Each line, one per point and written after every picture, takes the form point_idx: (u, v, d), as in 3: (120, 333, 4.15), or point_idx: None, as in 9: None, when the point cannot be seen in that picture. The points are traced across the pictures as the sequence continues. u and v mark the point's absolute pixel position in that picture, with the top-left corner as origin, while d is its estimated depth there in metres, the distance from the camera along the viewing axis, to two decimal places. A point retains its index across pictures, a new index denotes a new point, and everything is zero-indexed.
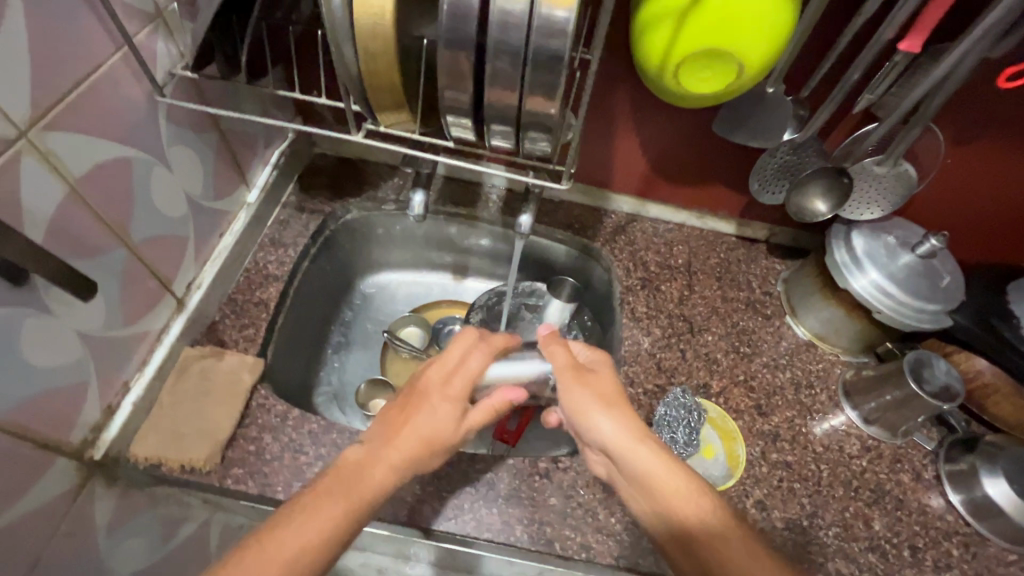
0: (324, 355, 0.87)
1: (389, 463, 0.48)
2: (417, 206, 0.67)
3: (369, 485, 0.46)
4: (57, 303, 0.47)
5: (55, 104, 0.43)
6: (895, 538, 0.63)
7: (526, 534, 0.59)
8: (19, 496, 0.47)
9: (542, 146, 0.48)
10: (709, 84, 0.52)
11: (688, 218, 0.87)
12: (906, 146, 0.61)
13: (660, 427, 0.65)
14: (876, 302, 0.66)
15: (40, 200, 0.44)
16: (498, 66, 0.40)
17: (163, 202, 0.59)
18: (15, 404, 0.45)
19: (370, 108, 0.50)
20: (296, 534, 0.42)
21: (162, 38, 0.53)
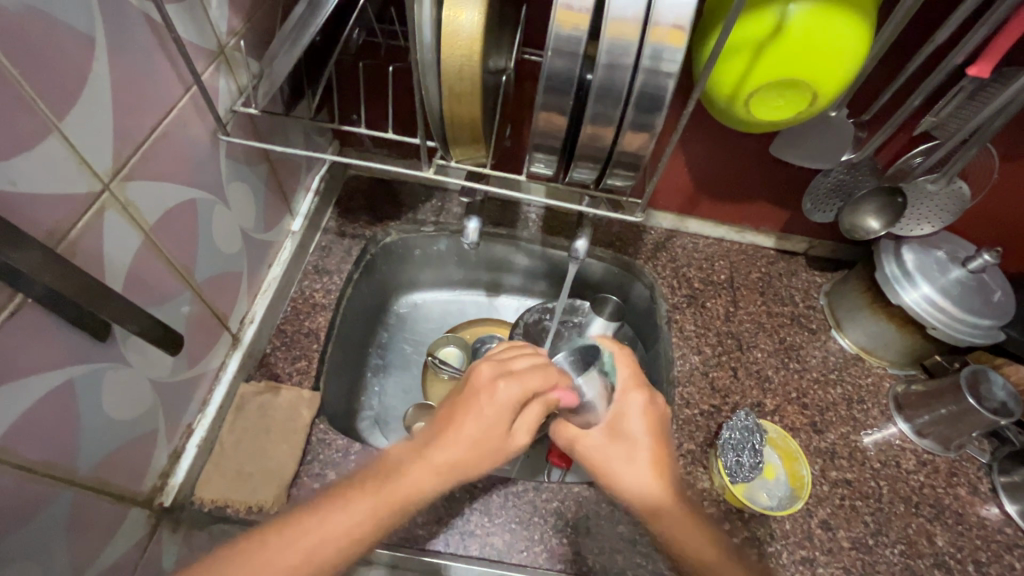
0: (365, 379, 0.84)
1: (428, 465, 0.46)
2: (472, 233, 0.66)
3: (406, 488, 0.45)
4: (133, 353, 0.46)
5: (132, 153, 0.42)
6: (959, 554, 0.63)
7: (599, 563, 0.59)
8: (101, 551, 0.46)
9: (624, 180, 0.47)
10: (778, 111, 0.52)
11: (728, 232, 0.87)
12: (962, 165, 0.61)
13: (725, 451, 0.65)
14: (928, 316, 0.66)
15: (121, 251, 0.43)
16: (598, 109, 0.39)
17: (222, 240, 0.58)
18: (95, 459, 0.44)
19: (445, 144, 0.50)
20: (337, 524, 0.43)
21: (223, 75, 0.52)
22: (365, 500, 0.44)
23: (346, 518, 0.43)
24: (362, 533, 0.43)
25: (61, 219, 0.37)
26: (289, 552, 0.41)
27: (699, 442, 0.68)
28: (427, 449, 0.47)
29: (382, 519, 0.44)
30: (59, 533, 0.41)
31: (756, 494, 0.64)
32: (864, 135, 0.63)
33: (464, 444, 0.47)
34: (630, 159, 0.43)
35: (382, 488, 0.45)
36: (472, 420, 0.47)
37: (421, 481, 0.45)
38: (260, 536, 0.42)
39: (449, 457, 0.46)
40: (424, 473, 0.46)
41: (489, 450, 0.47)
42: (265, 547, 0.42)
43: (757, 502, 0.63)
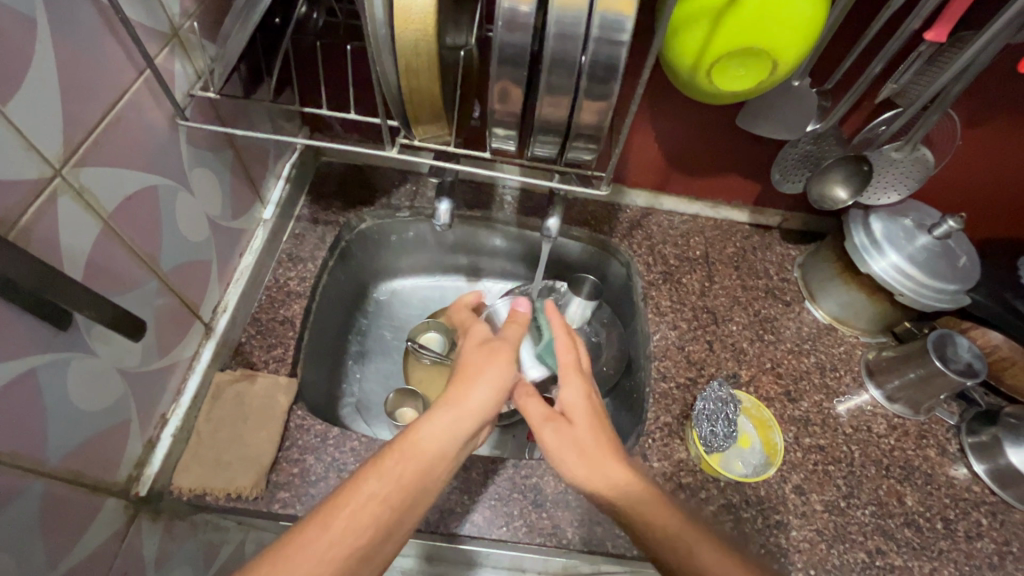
0: (346, 366, 0.83)
1: (441, 416, 0.46)
2: (443, 214, 0.65)
3: (427, 443, 0.44)
4: (99, 343, 0.46)
5: (84, 137, 0.42)
6: (928, 512, 0.65)
7: (578, 536, 0.60)
8: (78, 540, 0.46)
9: (586, 153, 0.48)
10: (740, 81, 0.52)
11: (702, 208, 0.88)
12: (924, 132, 0.63)
13: (699, 422, 0.65)
14: (896, 284, 0.67)
15: (79, 239, 0.42)
16: (554, 80, 0.39)
17: (187, 228, 0.57)
18: (65, 450, 0.44)
19: (406, 123, 0.49)
20: (367, 500, 0.40)
21: (179, 59, 0.51)
22: (389, 476, 0.42)
23: (382, 495, 0.41)
24: (396, 503, 0.41)
25: (13, 205, 0.37)
26: (324, 541, 0.38)
27: (675, 414, 0.69)
28: (449, 397, 0.47)
29: (416, 487, 0.42)
30: (34, 523, 0.41)
31: (731, 462, 0.66)
32: (828, 105, 0.63)
33: (488, 383, 0.49)
34: (590, 131, 0.44)
35: (409, 456, 0.43)
36: (483, 361, 0.50)
37: (447, 436, 0.45)
38: (288, 537, 0.37)
39: (478, 398, 0.48)
40: (445, 419, 0.46)
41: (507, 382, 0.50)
42: (295, 542, 0.37)
43: (730, 470, 0.65)
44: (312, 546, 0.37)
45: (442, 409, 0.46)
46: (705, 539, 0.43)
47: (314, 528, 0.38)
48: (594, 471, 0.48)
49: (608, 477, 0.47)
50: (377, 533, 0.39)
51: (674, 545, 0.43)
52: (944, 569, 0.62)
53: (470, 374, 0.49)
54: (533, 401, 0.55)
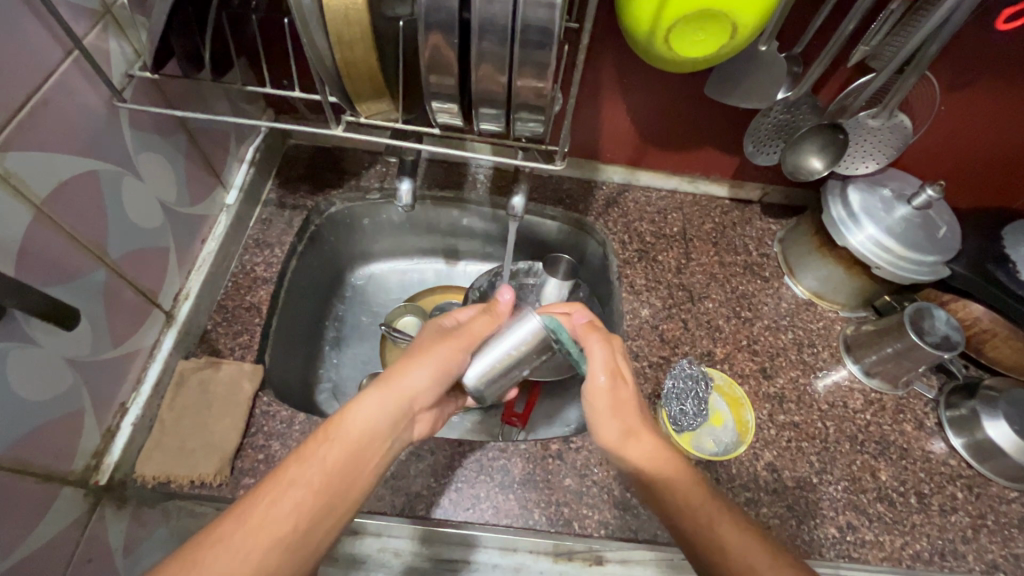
0: (321, 352, 0.82)
1: (372, 403, 0.50)
2: (405, 195, 0.63)
3: (354, 432, 0.48)
4: (40, 332, 0.45)
5: (6, 121, 0.40)
6: (902, 487, 0.64)
7: (545, 517, 0.60)
8: (32, 530, 0.46)
9: (534, 124, 0.46)
10: (701, 47, 0.50)
11: (681, 183, 0.85)
12: (900, 97, 0.60)
13: (669, 401, 0.66)
14: (873, 257, 0.65)
15: (8, 225, 0.41)
16: (485, 47, 0.38)
17: (138, 214, 0.56)
18: (10, 440, 0.44)
19: (348, 99, 0.47)
20: (285, 489, 0.44)
21: (114, 38, 0.49)
22: (316, 465, 0.46)
23: (305, 482, 0.45)
24: (318, 487, 0.45)
25: None
26: (247, 528, 0.42)
27: (646, 394, 0.68)
28: (385, 384, 0.51)
29: (334, 473, 0.46)
30: None
31: (703, 441, 0.65)
32: (800, 71, 0.61)
33: (426, 368, 0.52)
34: (532, 100, 0.42)
35: (335, 441, 0.47)
36: (427, 347, 0.53)
37: (376, 421, 0.50)
38: (216, 525, 0.42)
39: (415, 381, 0.51)
40: (376, 404, 0.50)
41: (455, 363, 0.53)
42: (218, 528, 0.42)
43: (702, 449, 0.64)
44: (236, 535, 0.42)
45: (377, 394, 0.50)
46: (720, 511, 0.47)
47: (239, 515, 0.43)
48: (632, 437, 0.51)
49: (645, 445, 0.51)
50: (300, 516, 0.44)
51: (695, 514, 0.46)
52: (917, 543, 0.61)
53: (411, 357, 0.52)
54: (598, 349, 0.54)
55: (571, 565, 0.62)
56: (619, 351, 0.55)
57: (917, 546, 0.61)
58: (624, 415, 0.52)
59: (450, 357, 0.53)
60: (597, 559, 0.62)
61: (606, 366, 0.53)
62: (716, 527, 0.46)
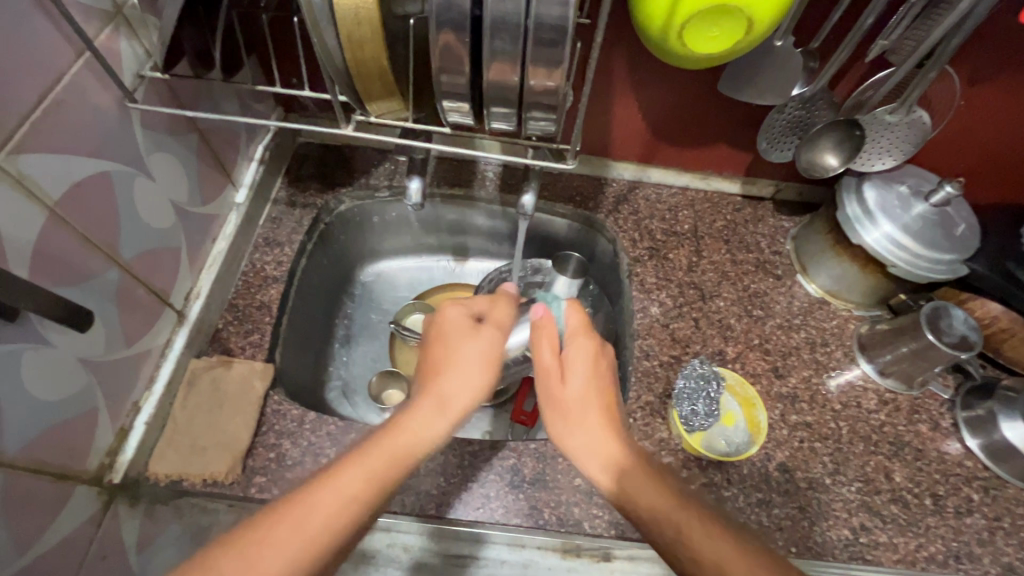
0: (331, 350, 0.83)
1: (429, 412, 0.46)
2: (414, 193, 0.63)
3: (414, 441, 0.44)
4: (55, 333, 0.46)
5: (20, 124, 0.40)
6: (917, 489, 0.64)
7: (555, 517, 0.60)
8: (49, 528, 0.47)
9: (547, 123, 0.45)
10: (715, 43, 0.49)
11: (692, 180, 0.84)
12: (919, 92, 0.59)
13: (680, 401, 0.64)
14: (889, 255, 0.64)
15: (22, 228, 0.42)
16: (497, 46, 0.37)
17: (149, 214, 0.56)
18: (25, 440, 0.44)
19: (359, 98, 0.47)
20: (338, 495, 0.40)
21: (125, 38, 0.49)
22: (369, 472, 0.42)
23: (353, 493, 0.41)
24: (368, 496, 0.41)
25: None
26: (288, 538, 0.38)
27: (657, 394, 0.68)
28: (432, 389, 0.48)
29: (384, 484, 0.42)
30: None
31: (715, 441, 0.64)
32: (815, 66, 0.60)
33: (470, 372, 0.49)
34: (544, 101, 0.42)
35: (386, 450, 0.43)
36: (462, 344, 0.51)
37: (430, 429, 0.46)
38: (261, 522, 0.38)
39: (460, 388, 0.48)
40: (427, 411, 0.47)
41: (500, 353, 0.52)
42: (260, 528, 0.38)
43: (714, 450, 0.63)
44: (283, 542, 0.38)
45: (431, 408, 0.47)
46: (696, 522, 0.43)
47: (283, 514, 0.39)
48: (585, 441, 0.47)
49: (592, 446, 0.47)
50: (349, 528, 0.40)
51: (668, 524, 0.43)
52: (931, 546, 0.60)
53: (452, 367, 0.49)
54: (547, 346, 0.53)
55: (579, 562, 0.59)
56: (581, 356, 0.52)
57: (931, 548, 0.60)
58: (564, 415, 0.49)
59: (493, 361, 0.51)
60: (604, 555, 0.60)
61: (552, 365, 0.52)
62: (692, 539, 0.42)
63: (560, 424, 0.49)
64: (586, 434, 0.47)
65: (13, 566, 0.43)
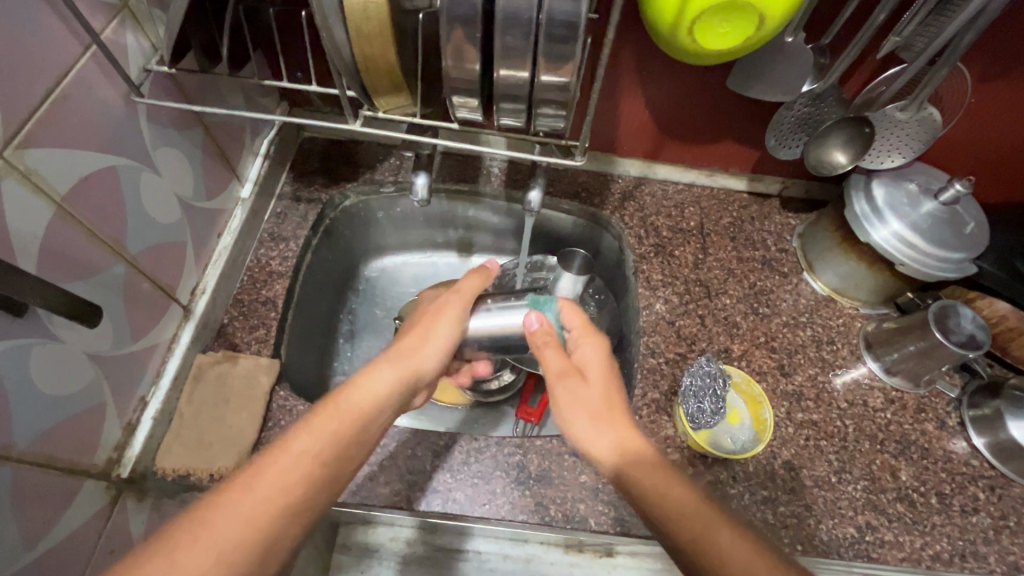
0: (335, 345, 0.83)
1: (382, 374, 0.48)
2: (420, 189, 0.63)
3: (365, 401, 0.46)
4: (63, 329, 0.46)
5: (27, 119, 0.40)
6: (923, 487, 0.64)
7: (561, 513, 0.60)
8: (57, 522, 0.47)
9: (557, 119, 0.45)
10: (726, 39, 0.48)
11: (698, 177, 0.84)
12: (931, 89, 0.58)
13: (687, 398, 0.64)
14: (896, 253, 0.63)
15: (30, 223, 0.41)
16: (508, 42, 0.37)
17: (155, 209, 0.56)
18: (34, 435, 0.44)
19: (367, 93, 0.47)
20: (294, 456, 0.41)
21: (131, 31, 0.49)
22: (320, 433, 0.43)
23: (305, 451, 0.41)
24: (325, 455, 0.42)
25: None
26: (240, 506, 0.38)
27: (663, 391, 0.68)
28: (397, 352, 0.51)
29: (346, 437, 0.44)
30: (4, 505, 0.42)
31: (720, 439, 0.64)
32: (826, 62, 0.60)
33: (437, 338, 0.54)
34: (554, 97, 0.41)
35: (344, 409, 0.45)
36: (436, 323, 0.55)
37: (382, 390, 0.47)
38: (221, 485, 0.39)
39: (427, 353, 0.52)
40: (389, 374, 0.49)
41: (453, 336, 0.55)
42: (222, 490, 0.38)
43: (719, 446, 0.64)
44: (242, 502, 0.38)
45: (383, 365, 0.49)
46: (717, 522, 0.41)
47: (243, 475, 0.39)
48: (611, 446, 0.46)
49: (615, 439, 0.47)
50: (311, 481, 0.40)
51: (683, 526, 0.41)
52: (936, 544, 0.60)
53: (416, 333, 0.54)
54: (550, 351, 0.53)
55: (582, 557, 0.64)
56: (597, 369, 0.52)
57: (936, 547, 0.60)
58: (586, 413, 0.48)
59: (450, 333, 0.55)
60: (607, 551, 0.64)
61: (561, 366, 0.52)
62: (716, 537, 0.40)
63: (575, 425, 0.48)
64: (599, 434, 0.47)
65: (22, 560, 0.44)
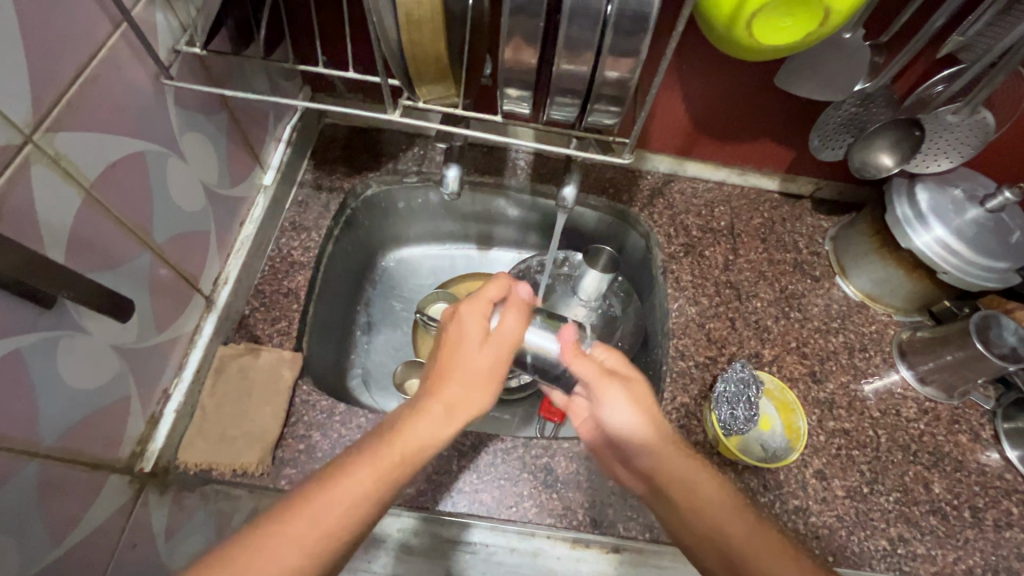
0: (354, 337, 0.81)
1: (430, 413, 0.45)
2: (451, 182, 0.60)
3: (418, 440, 0.44)
4: (90, 320, 0.44)
5: (56, 100, 0.38)
6: (956, 500, 0.63)
7: (589, 517, 0.59)
8: (80, 519, 0.46)
9: (609, 115, 0.43)
10: (783, 34, 0.46)
11: (729, 175, 0.82)
12: (986, 93, 0.57)
13: (719, 405, 0.63)
14: (941, 261, 0.61)
15: (58, 210, 0.40)
16: (573, 32, 0.35)
17: (181, 197, 0.54)
18: (60, 430, 0.43)
19: (410, 82, 0.45)
20: (349, 494, 0.40)
21: (160, 10, 0.47)
22: (373, 464, 0.42)
23: (357, 482, 0.41)
24: (377, 491, 0.41)
25: None
26: (295, 531, 0.38)
27: (692, 395, 0.66)
28: (450, 394, 0.46)
29: (395, 479, 0.42)
30: (32, 503, 0.40)
31: (751, 445, 0.63)
32: (880, 61, 0.58)
33: (482, 383, 0.47)
34: (612, 93, 0.40)
35: (395, 453, 0.43)
36: (470, 374, 0.47)
37: (436, 432, 0.45)
38: (284, 515, 0.39)
39: (476, 404, 0.47)
40: (440, 422, 0.45)
41: (501, 372, 0.48)
42: (283, 521, 0.39)
43: (751, 453, 0.62)
44: (298, 529, 0.38)
45: (428, 408, 0.45)
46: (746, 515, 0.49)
47: (307, 512, 0.39)
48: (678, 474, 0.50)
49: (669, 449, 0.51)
50: (362, 520, 0.40)
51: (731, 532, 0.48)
52: (969, 558, 0.59)
53: (466, 378, 0.47)
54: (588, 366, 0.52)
55: (589, 553, 0.59)
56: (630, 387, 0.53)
57: (969, 561, 0.59)
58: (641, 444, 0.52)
59: (501, 372, 0.49)
60: (614, 547, 0.59)
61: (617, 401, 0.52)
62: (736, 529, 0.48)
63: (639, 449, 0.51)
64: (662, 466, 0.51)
65: (50, 558, 0.42)
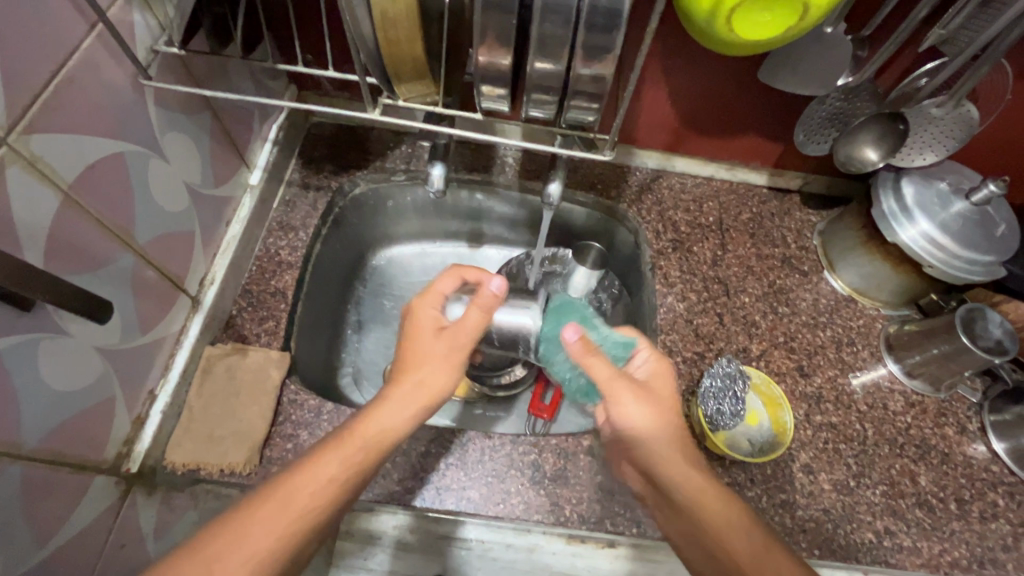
0: (344, 335, 0.81)
1: (391, 400, 0.46)
2: (437, 180, 0.60)
3: (383, 426, 0.45)
4: (71, 323, 0.44)
5: (32, 102, 0.38)
6: (942, 492, 0.63)
7: (577, 513, 0.59)
8: (66, 521, 0.46)
9: (587, 112, 0.43)
10: (763, 28, 0.45)
11: (717, 170, 0.81)
12: (971, 85, 0.57)
13: (706, 400, 0.63)
14: (926, 255, 0.61)
15: (36, 213, 0.40)
16: (546, 29, 0.35)
17: (163, 197, 0.54)
18: (43, 432, 0.43)
19: (389, 79, 0.45)
20: (319, 484, 0.41)
21: (138, 10, 0.47)
22: (342, 452, 0.43)
23: (328, 472, 0.42)
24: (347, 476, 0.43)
25: None
26: (263, 520, 0.39)
27: (680, 391, 0.66)
28: (412, 381, 0.47)
29: (362, 466, 0.44)
30: (17, 504, 0.40)
31: (737, 440, 0.64)
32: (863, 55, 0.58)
33: (445, 370, 0.48)
34: (588, 89, 0.40)
35: (362, 440, 0.44)
36: (431, 357, 0.48)
37: (401, 416, 0.46)
38: (255, 499, 0.40)
39: (438, 386, 0.48)
40: (404, 408, 0.46)
41: (463, 357, 0.49)
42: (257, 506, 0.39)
43: (738, 449, 0.63)
44: (266, 517, 0.39)
45: (391, 392, 0.47)
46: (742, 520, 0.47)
47: (280, 491, 0.40)
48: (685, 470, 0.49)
49: (677, 456, 0.49)
50: (330, 507, 0.41)
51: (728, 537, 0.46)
52: (955, 551, 0.60)
53: (428, 363, 0.48)
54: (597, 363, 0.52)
55: (585, 547, 0.60)
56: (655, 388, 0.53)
57: (955, 553, 0.60)
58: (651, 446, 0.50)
59: (462, 355, 0.49)
60: (610, 542, 0.60)
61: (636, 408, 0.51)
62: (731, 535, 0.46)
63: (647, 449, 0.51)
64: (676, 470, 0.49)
65: (36, 559, 0.43)
